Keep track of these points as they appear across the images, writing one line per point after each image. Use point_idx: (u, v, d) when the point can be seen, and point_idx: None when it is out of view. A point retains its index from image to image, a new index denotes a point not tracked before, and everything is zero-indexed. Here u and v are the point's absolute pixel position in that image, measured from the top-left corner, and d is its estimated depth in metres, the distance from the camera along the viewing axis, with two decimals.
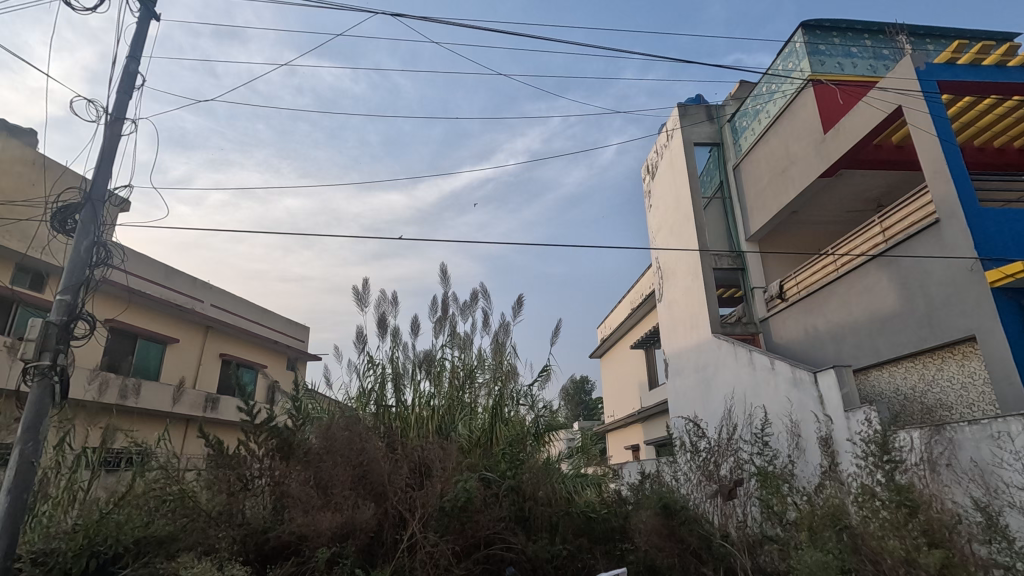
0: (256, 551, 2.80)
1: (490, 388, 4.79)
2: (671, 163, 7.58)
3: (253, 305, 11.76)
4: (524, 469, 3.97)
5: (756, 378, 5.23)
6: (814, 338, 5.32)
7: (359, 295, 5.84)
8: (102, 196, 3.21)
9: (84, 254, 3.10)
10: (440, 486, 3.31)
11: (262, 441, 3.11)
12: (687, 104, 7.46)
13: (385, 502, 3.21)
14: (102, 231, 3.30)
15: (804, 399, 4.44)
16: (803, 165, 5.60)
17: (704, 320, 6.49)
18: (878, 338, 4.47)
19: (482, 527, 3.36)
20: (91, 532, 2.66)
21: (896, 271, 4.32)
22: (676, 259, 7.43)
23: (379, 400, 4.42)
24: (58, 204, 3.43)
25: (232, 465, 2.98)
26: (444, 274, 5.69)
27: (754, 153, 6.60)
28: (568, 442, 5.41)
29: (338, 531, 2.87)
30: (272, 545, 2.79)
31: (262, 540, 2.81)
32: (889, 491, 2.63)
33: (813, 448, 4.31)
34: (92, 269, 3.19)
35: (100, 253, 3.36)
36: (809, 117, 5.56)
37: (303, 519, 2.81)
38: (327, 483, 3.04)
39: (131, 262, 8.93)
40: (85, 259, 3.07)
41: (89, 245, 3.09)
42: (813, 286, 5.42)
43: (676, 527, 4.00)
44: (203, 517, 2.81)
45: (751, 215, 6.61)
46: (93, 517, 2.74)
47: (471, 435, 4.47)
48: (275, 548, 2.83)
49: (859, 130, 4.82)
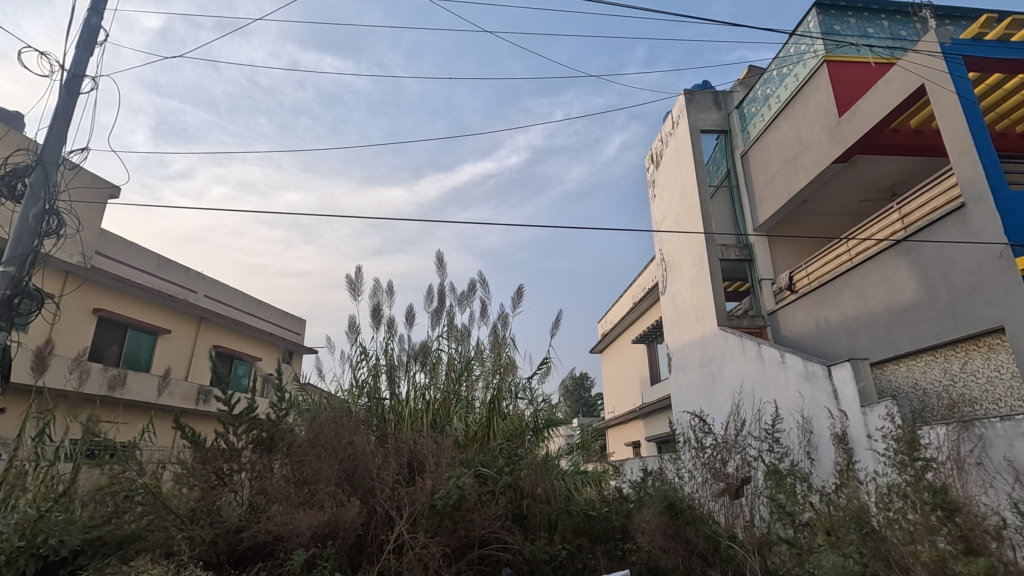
0: (229, 553, 2.57)
1: (488, 381, 4.59)
2: (676, 151, 7.35)
3: (248, 296, 11.56)
4: (522, 465, 3.76)
5: (765, 372, 5.01)
6: (825, 331, 5.11)
7: (353, 284, 5.63)
8: (56, 160, 3.01)
9: (33, 223, 2.91)
10: (431, 483, 3.09)
11: (242, 433, 2.91)
12: (694, 90, 7.22)
13: (372, 500, 2.99)
14: (53, 197, 3.09)
15: (816, 394, 4.23)
16: (816, 151, 5.37)
17: (709, 312, 6.27)
18: (895, 329, 4.26)
19: (475, 527, 3.13)
20: (28, 532, 2.31)
21: (916, 260, 4.09)
22: (681, 249, 7.22)
23: (372, 392, 4.20)
24: (5, 165, 3.20)
25: (211, 458, 2.78)
26: (441, 263, 5.47)
27: (764, 139, 6.36)
28: (567, 439, 5.20)
29: (320, 531, 2.66)
30: (245, 546, 2.56)
31: (233, 541, 2.58)
32: (922, 490, 2.40)
33: (826, 446, 4.09)
34: (42, 238, 2.99)
35: (56, 223, 3.18)
36: (822, 100, 5.32)
37: (281, 519, 2.60)
38: (311, 479, 2.84)
39: (123, 250, 8.69)
40: (35, 229, 2.89)
41: (38, 213, 2.90)
42: (824, 277, 5.20)
43: (682, 527, 3.80)
44: (172, 516, 2.60)
45: (759, 204, 6.38)
46: (30, 512, 2.45)
47: (467, 429, 4.26)
48: (249, 549, 2.61)
49: (877, 112, 4.59)
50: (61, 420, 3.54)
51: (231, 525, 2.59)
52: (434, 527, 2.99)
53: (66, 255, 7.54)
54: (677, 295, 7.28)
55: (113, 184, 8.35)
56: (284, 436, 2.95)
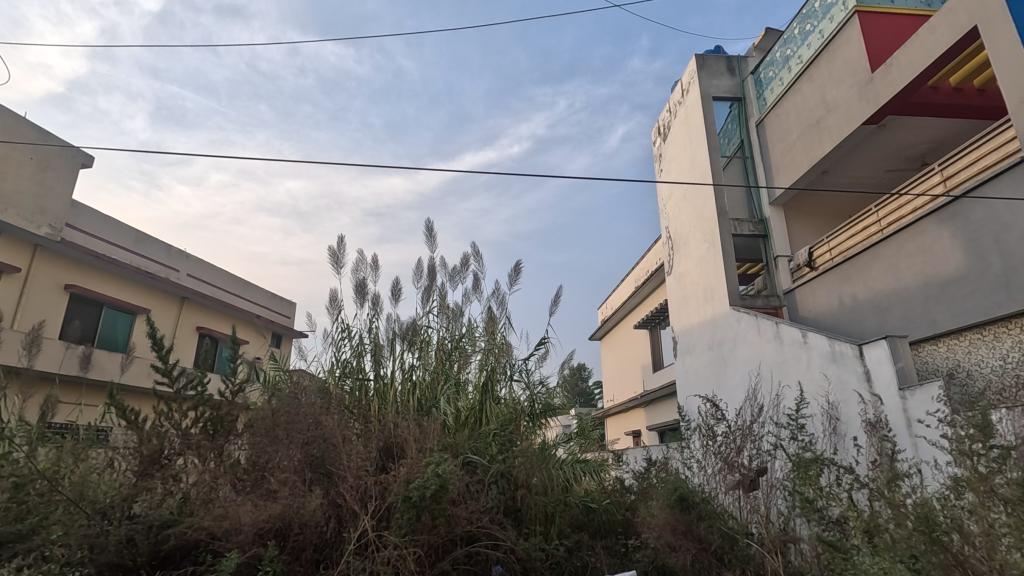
0: (150, 555, 2.11)
1: (481, 362, 4.15)
2: (687, 121, 6.87)
3: (236, 277, 11.13)
4: (516, 452, 3.37)
5: (783, 355, 4.58)
6: (851, 309, 4.67)
7: (335, 256, 5.16)
8: None
9: None
10: (406, 471, 2.63)
11: (187, 413, 2.47)
12: (706, 54, 6.74)
13: (337, 492, 2.55)
14: None
15: (844, 376, 3.81)
16: (843, 113, 4.89)
17: (720, 292, 5.80)
18: (935, 305, 3.82)
19: (459, 522, 2.69)
20: None
21: (962, 226, 3.64)
22: (690, 226, 6.76)
23: (355, 374, 3.76)
24: None
25: (146, 439, 2.33)
26: (430, 233, 5.00)
27: (782, 105, 5.88)
28: (564, 427, 4.76)
29: (269, 525, 2.23)
30: (170, 546, 2.10)
31: (155, 539, 2.10)
32: (1010, 484, 1.93)
33: (857, 434, 3.67)
34: None
35: None
36: (851, 55, 4.83)
37: (217, 512, 2.16)
38: (267, 463, 2.45)
39: (97, 225, 8.22)
40: None
41: None
42: (849, 251, 4.75)
43: (694, 524, 3.41)
44: (78, 510, 2.06)
45: (776, 175, 5.91)
46: None
47: (457, 414, 3.79)
48: (177, 548, 2.16)
49: (917, 63, 4.12)
50: (17, 400, 3.19)
51: (155, 519, 2.12)
52: (410, 524, 2.52)
53: (33, 227, 7.06)
54: (684, 275, 6.82)
55: (87, 154, 8.01)
56: (236, 419, 2.57)
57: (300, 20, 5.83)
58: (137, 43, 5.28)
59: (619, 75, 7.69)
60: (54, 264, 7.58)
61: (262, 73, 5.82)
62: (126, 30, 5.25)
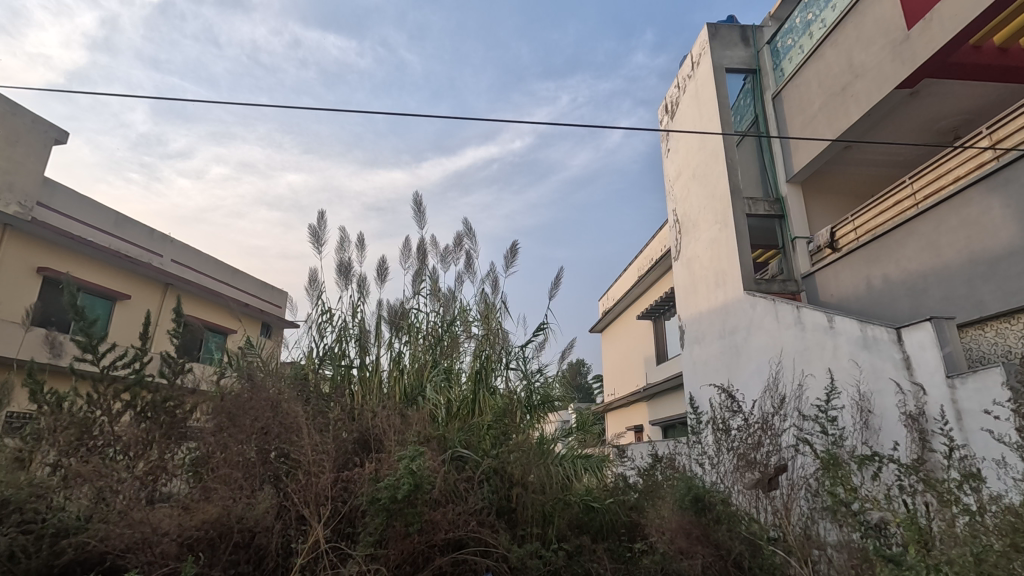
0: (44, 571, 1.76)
1: (475, 350, 3.73)
2: (697, 96, 6.44)
3: (223, 263, 10.67)
4: (509, 446, 2.95)
5: (806, 341, 4.17)
6: (882, 291, 4.25)
7: (316, 234, 4.74)
8: None
9: None
10: (376, 467, 2.21)
11: (118, 396, 2.07)
12: (718, 24, 6.33)
13: (288, 492, 2.12)
14: None
15: (878, 363, 3.40)
16: (872, 77, 4.47)
17: (733, 275, 5.38)
18: (983, 284, 3.40)
19: (438, 527, 2.28)
20: None
21: (1016, 194, 3.22)
22: (699, 207, 6.33)
23: (336, 359, 3.31)
24: None
25: (68, 426, 1.94)
26: (419, 209, 4.57)
27: (801, 74, 5.45)
28: (564, 422, 4.39)
29: (200, 533, 1.85)
30: (69, 554, 1.75)
31: (50, 552, 1.76)
32: None
33: (893, 426, 3.27)
34: None
35: None
36: (884, 13, 4.39)
37: (133, 519, 1.79)
38: (212, 458, 2.05)
39: (75, 206, 7.76)
40: None
41: None
42: (879, 229, 4.34)
43: (710, 528, 2.98)
44: None
45: (793, 151, 5.47)
46: None
47: (449, 405, 3.33)
48: (79, 562, 1.82)
49: (961, 15, 3.68)
50: None
51: (54, 527, 1.80)
52: (381, 530, 2.09)
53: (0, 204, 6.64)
54: (693, 259, 6.39)
55: (61, 131, 7.63)
56: (184, 405, 2.15)
57: (301, 11, 5.43)
58: (138, 36, 4.67)
59: (624, 65, 7.26)
60: (24, 245, 7.15)
61: (262, 66, 5.27)
62: (126, 21, 4.54)
